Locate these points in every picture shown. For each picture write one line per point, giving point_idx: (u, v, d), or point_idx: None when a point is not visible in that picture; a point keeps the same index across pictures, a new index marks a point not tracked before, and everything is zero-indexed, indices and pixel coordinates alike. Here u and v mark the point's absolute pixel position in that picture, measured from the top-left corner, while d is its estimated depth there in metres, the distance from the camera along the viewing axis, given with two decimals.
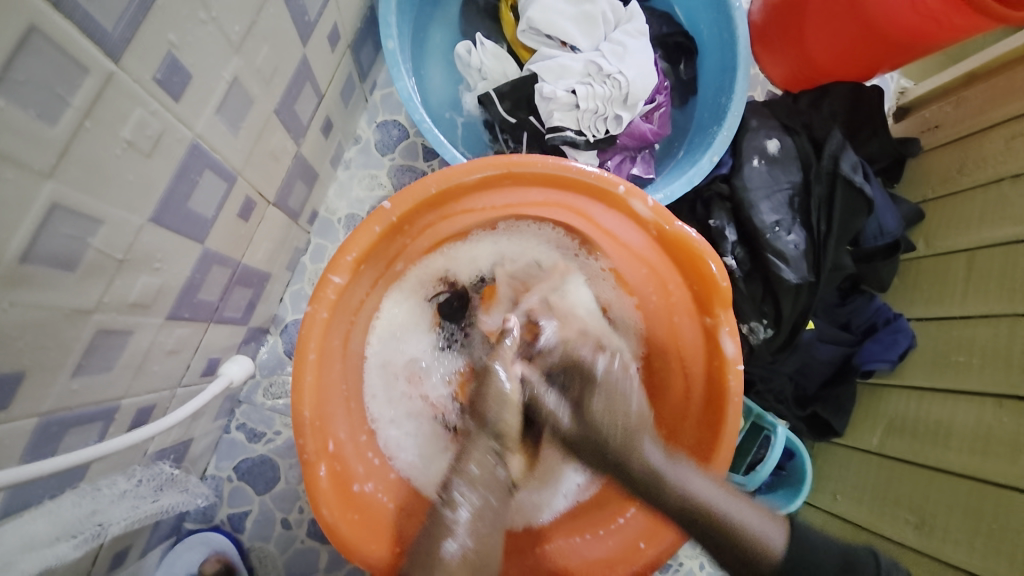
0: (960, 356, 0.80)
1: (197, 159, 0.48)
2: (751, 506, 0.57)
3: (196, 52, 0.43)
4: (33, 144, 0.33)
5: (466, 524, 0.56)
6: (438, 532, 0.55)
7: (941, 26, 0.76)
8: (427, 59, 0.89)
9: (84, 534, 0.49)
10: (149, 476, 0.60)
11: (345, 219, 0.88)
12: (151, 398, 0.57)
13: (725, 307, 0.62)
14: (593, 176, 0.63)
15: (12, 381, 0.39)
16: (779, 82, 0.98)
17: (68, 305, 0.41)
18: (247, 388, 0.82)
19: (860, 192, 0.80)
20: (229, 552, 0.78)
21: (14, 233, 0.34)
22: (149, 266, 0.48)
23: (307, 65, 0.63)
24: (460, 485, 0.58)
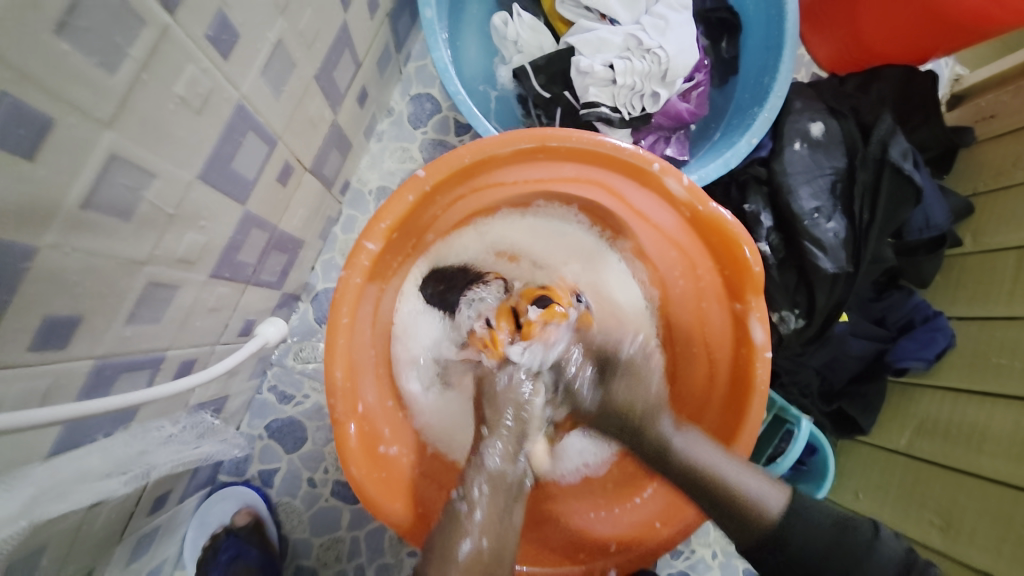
0: (1002, 358, 0.77)
1: (242, 120, 0.49)
2: (756, 472, 0.57)
3: (243, 11, 0.44)
4: (95, 93, 0.35)
5: (480, 521, 0.56)
6: (455, 528, 0.56)
7: (1003, 10, 0.71)
8: (463, 31, 0.88)
9: (133, 472, 0.52)
10: (191, 424, 0.64)
11: (376, 191, 0.89)
12: (194, 351, 0.59)
13: (757, 292, 0.60)
14: (628, 153, 0.61)
15: (71, 324, 0.41)
16: (825, 64, 0.94)
17: (122, 255, 0.43)
18: (279, 350, 0.85)
19: (908, 180, 0.76)
20: (258, 506, 0.82)
21: (76, 179, 0.36)
22: (196, 223, 0.49)
23: (347, 32, 0.63)
24: (478, 480, 0.59)
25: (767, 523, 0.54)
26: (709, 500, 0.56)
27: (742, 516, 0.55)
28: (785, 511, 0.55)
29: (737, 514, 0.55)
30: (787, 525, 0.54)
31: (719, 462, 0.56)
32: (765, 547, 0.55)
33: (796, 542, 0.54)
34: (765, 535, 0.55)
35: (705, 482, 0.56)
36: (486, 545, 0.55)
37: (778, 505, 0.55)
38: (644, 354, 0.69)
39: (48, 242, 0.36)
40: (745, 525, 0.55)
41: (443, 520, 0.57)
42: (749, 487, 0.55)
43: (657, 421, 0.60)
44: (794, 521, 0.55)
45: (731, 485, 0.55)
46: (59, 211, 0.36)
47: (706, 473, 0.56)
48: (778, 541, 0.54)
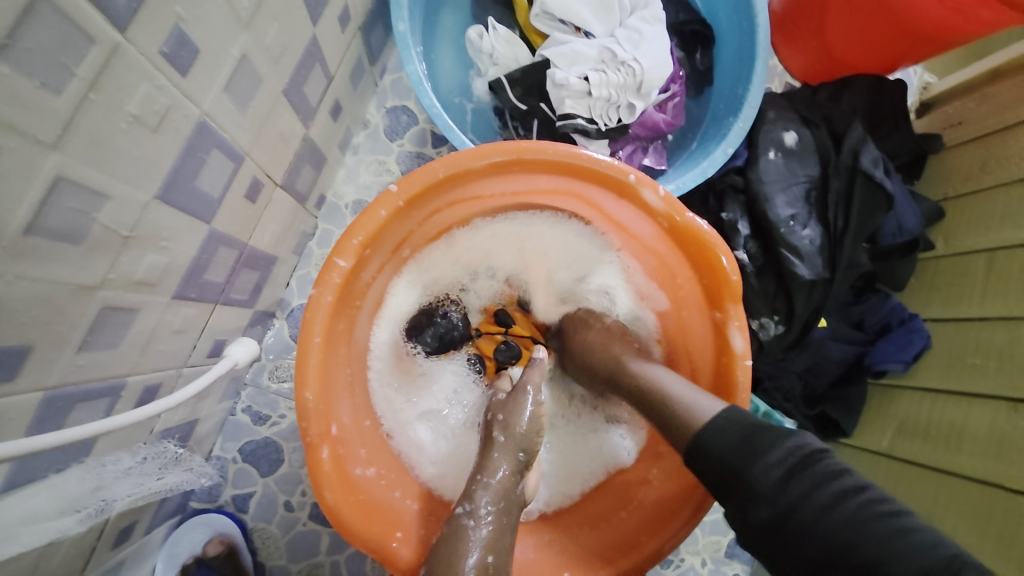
0: (977, 358, 0.78)
1: (204, 137, 0.48)
2: (704, 393, 0.55)
3: (203, 27, 0.43)
4: (37, 114, 0.33)
5: (486, 536, 0.54)
6: (460, 542, 0.53)
7: (967, 20, 0.73)
8: (438, 43, 0.87)
9: (89, 509, 0.50)
10: (154, 454, 0.61)
11: (352, 204, 0.88)
12: (157, 376, 0.57)
13: (735, 302, 0.61)
14: (604, 164, 0.61)
15: (17, 355, 0.39)
16: (797, 74, 0.96)
17: (74, 280, 0.41)
18: (253, 370, 0.83)
19: (880, 187, 0.78)
20: (232, 534, 0.79)
21: (19, 204, 0.34)
22: (156, 243, 0.47)
23: (316, 45, 0.62)
24: (484, 497, 0.57)
25: (710, 423, 0.51)
26: (680, 438, 0.53)
27: (707, 440, 0.50)
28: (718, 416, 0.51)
29: (699, 450, 0.51)
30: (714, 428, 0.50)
31: (674, 388, 0.56)
32: (695, 452, 0.50)
33: (714, 447, 0.49)
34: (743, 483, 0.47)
35: (654, 406, 0.56)
36: (491, 561, 0.53)
37: (709, 410, 0.51)
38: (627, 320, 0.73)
39: None
40: (708, 458, 0.50)
41: (448, 533, 0.55)
42: (684, 397, 0.55)
43: (625, 366, 0.62)
44: (711, 422, 0.50)
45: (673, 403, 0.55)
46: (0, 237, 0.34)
47: (656, 394, 0.57)
48: (700, 452, 0.50)
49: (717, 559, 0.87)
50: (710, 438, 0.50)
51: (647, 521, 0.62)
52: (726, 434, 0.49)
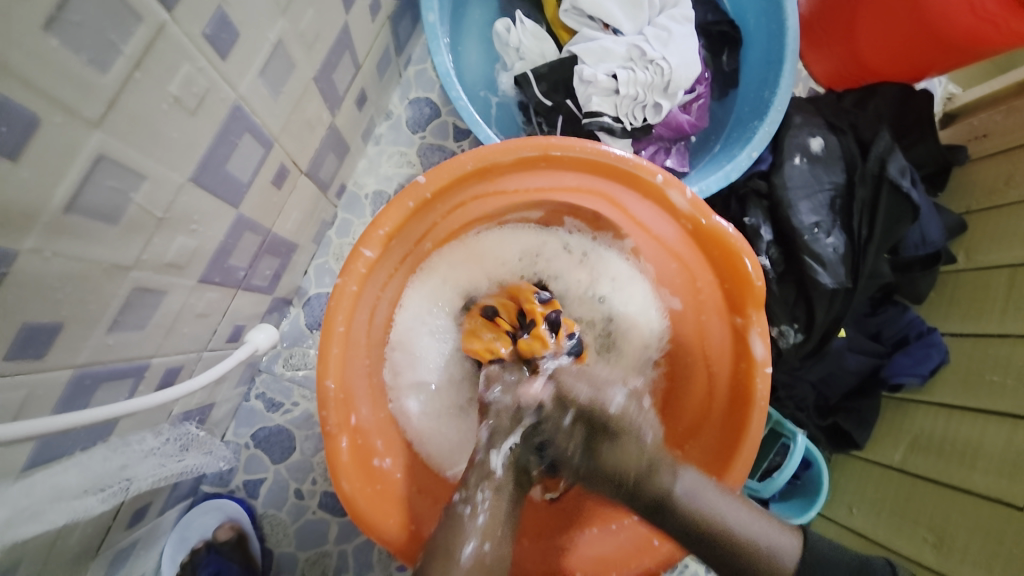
0: (995, 375, 0.77)
1: (238, 122, 0.48)
2: (768, 523, 0.57)
3: (244, 10, 0.42)
4: (84, 91, 0.33)
5: (482, 525, 0.54)
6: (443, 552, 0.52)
7: (998, 31, 0.73)
8: (464, 36, 0.87)
9: (112, 488, 0.50)
10: (175, 436, 0.61)
11: (372, 195, 0.88)
12: (179, 359, 0.57)
13: (758, 307, 0.60)
14: (631, 164, 0.61)
15: (50, 332, 0.39)
16: (823, 79, 0.95)
17: (108, 259, 0.41)
18: (268, 357, 0.83)
19: (906, 198, 0.77)
20: (242, 520, 0.79)
21: (61, 180, 0.34)
22: (186, 227, 0.47)
23: (347, 33, 0.62)
24: (483, 484, 0.56)
25: (772, 569, 0.55)
26: (715, 552, 0.55)
27: (744, 564, 0.55)
28: (798, 556, 0.56)
29: (738, 566, 0.55)
30: (793, 573, 0.55)
31: (732, 511, 0.55)
32: (739, 571, 0.55)
33: None
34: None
35: (722, 543, 0.54)
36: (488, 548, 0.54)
37: (790, 558, 0.55)
38: (636, 403, 0.60)
39: (28, 246, 0.34)
40: (750, 570, 0.55)
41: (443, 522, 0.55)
42: (760, 542, 0.55)
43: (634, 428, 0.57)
44: (806, 569, 0.55)
45: (744, 544, 0.55)
46: (42, 214, 0.34)
47: (719, 535, 0.54)
48: (762, 573, 0.55)
49: None
50: (777, 568, 0.55)
51: None
52: (813, 574, 0.55)
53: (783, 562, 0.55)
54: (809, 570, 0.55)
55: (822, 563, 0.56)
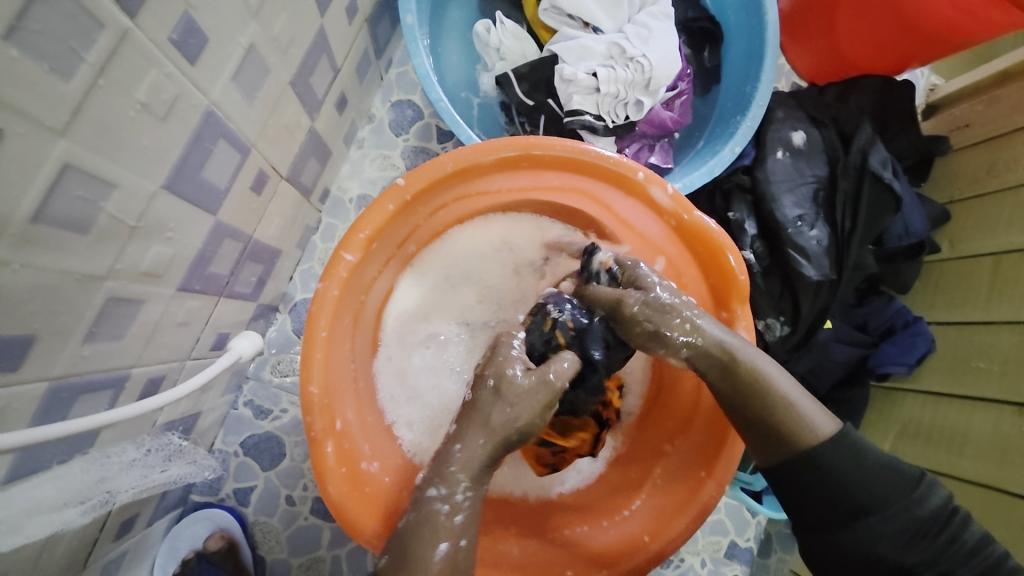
0: (981, 361, 0.77)
1: (212, 127, 0.47)
2: (802, 395, 0.54)
3: (213, 14, 0.42)
4: (47, 101, 0.32)
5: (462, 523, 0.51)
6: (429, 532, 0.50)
7: (978, 21, 0.73)
8: (445, 37, 0.87)
9: (93, 500, 0.49)
10: (157, 447, 0.61)
11: (357, 199, 0.87)
12: (161, 369, 0.57)
13: (742, 301, 0.60)
14: (612, 161, 0.62)
15: (22, 345, 0.39)
16: (805, 73, 0.95)
17: (79, 270, 0.40)
18: (255, 364, 0.82)
19: (888, 188, 0.77)
20: (233, 530, 0.78)
21: (26, 190, 0.33)
22: (162, 235, 0.47)
23: (324, 37, 0.61)
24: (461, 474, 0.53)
25: (810, 440, 0.51)
26: (750, 413, 0.53)
27: (788, 434, 0.52)
28: (836, 436, 0.51)
29: (785, 432, 0.52)
30: (832, 450, 0.50)
31: (769, 370, 0.54)
32: (807, 466, 0.51)
33: (835, 471, 0.50)
34: (804, 451, 0.51)
35: (757, 400, 0.53)
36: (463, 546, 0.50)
37: (828, 429, 0.51)
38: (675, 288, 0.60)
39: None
40: (787, 440, 0.52)
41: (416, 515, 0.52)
42: (801, 408, 0.52)
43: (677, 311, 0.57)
44: (843, 448, 0.51)
45: (771, 388, 0.53)
46: (9, 224, 0.33)
47: (761, 387, 0.53)
48: (813, 462, 0.51)
49: (718, 559, 0.86)
50: (832, 462, 0.50)
51: (651, 520, 0.62)
52: (853, 462, 0.50)
53: (818, 422, 0.52)
54: (868, 489, 0.49)
55: (854, 453, 0.50)
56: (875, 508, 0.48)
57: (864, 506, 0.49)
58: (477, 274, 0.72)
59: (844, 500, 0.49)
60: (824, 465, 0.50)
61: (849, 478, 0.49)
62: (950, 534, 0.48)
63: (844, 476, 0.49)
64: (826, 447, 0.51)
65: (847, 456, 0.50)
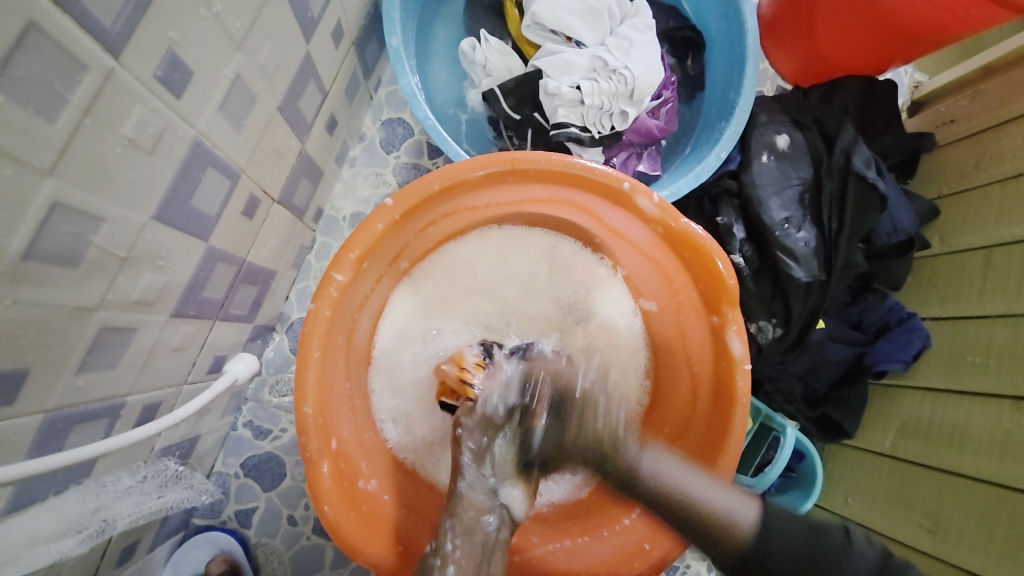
0: (977, 356, 0.77)
1: (200, 157, 0.48)
2: (720, 487, 0.52)
3: (197, 49, 0.43)
4: (33, 142, 0.33)
5: None
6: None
7: (957, 17, 0.73)
8: (432, 56, 0.89)
9: (89, 530, 0.50)
10: (153, 474, 0.61)
11: (350, 217, 0.88)
12: (158, 395, 0.57)
13: (733, 306, 0.60)
14: (598, 172, 0.62)
15: (17, 378, 0.39)
16: (789, 76, 0.96)
17: (70, 303, 0.41)
18: (254, 385, 0.83)
19: (873, 188, 0.78)
20: (235, 552, 0.78)
21: (16, 229, 0.34)
22: (153, 263, 0.48)
23: (310, 63, 0.63)
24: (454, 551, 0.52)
25: (736, 539, 0.49)
26: (685, 525, 0.50)
27: (712, 537, 0.50)
28: (759, 522, 0.50)
29: (710, 536, 0.50)
30: (759, 541, 0.49)
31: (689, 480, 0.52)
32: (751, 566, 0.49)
33: (775, 562, 0.49)
34: (740, 555, 0.49)
35: (676, 509, 0.50)
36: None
37: (749, 518, 0.50)
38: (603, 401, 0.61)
39: None
40: (716, 546, 0.50)
41: None
42: (714, 504, 0.50)
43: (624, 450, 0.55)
44: (768, 536, 0.50)
45: (693, 502, 0.50)
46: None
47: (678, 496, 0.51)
48: (755, 559, 0.49)
49: None
50: (761, 552, 0.49)
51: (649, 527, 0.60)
52: (793, 549, 0.50)
53: (738, 515, 0.50)
54: (799, 562, 0.49)
55: (788, 529, 0.50)
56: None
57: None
58: (471, 287, 0.73)
59: None
60: (768, 557, 0.49)
61: (782, 558, 0.49)
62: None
63: (780, 562, 0.49)
64: (758, 538, 0.49)
65: (789, 525, 0.51)
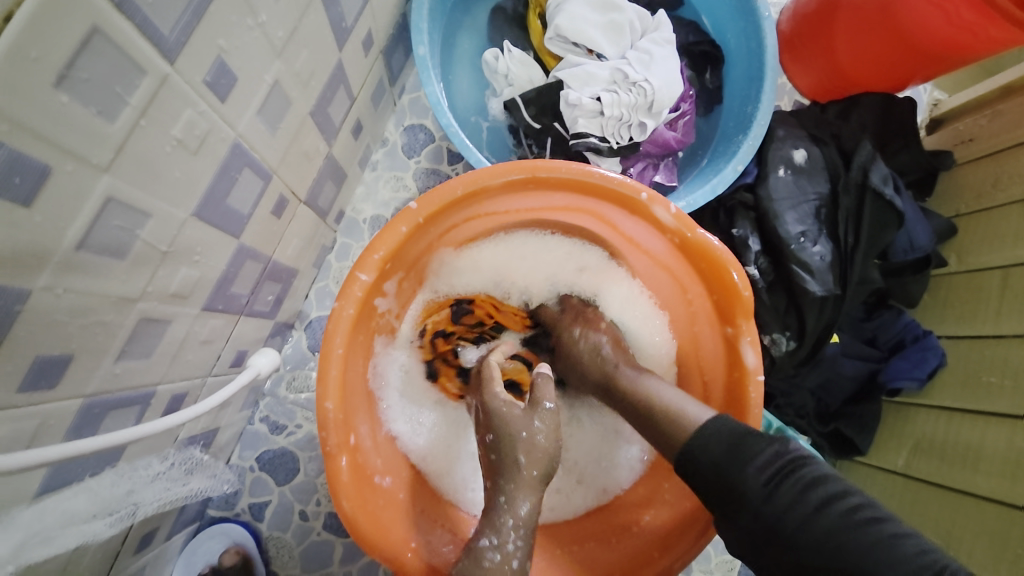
0: (992, 376, 0.77)
1: (238, 158, 0.51)
2: (678, 391, 0.58)
3: (242, 56, 0.45)
4: (93, 141, 0.35)
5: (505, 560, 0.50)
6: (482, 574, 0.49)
7: (977, 37, 0.74)
8: (455, 66, 0.91)
9: (120, 512, 0.52)
10: (179, 461, 0.63)
11: (370, 219, 0.90)
12: (185, 386, 0.59)
13: (747, 317, 0.61)
14: (617, 182, 0.63)
15: (61, 363, 0.41)
16: (806, 92, 0.97)
17: (115, 293, 0.43)
18: (271, 380, 0.85)
19: (890, 205, 0.78)
20: (247, 545, 0.80)
21: (72, 222, 0.36)
22: (189, 258, 0.50)
23: (341, 69, 0.65)
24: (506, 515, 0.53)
25: (681, 434, 0.53)
26: (643, 420, 0.57)
27: (661, 428, 0.55)
28: (709, 424, 0.53)
29: (663, 430, 0.55)
30: (701, 442, 0.52)
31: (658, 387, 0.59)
32: (684, 465, 0.52)
33: (701, 465, 0.51)
34: (677, 446, 0.53)
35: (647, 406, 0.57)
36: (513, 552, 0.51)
37: (699, 419, 0.53)
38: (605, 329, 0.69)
39: (42, 284, 0.36)
40: (666, 441, 0.54)
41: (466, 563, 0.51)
42: (678, 407, 0.56)
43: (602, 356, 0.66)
44: (694, 436, 0.52)
45: (649, 398, 0.57)
46: (54, 254, 0.36)
47: (644, 399, 0.58)
48: (688, 460, 0.52)
49: None
50: (695, 450, 0.52)
51: (660, 536, 0.62)
52: (713, 446, 0.51)
53: (684, 414, 0.54)
54: (715, 461, 0.50)
55: (706, 438, 0.52)
56: (730, 482, 0.49)
57: (728, 482, 0.49)
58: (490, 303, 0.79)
59: (713, 491, 0.50)
60: (693, 458, 0.52)
61: (707, 462, 0.51)
62: (793, 481, 0.47)
63: (700, 459, 0.51)
64: (693, 442, 0.52)
65: (703, 444, 0.51)
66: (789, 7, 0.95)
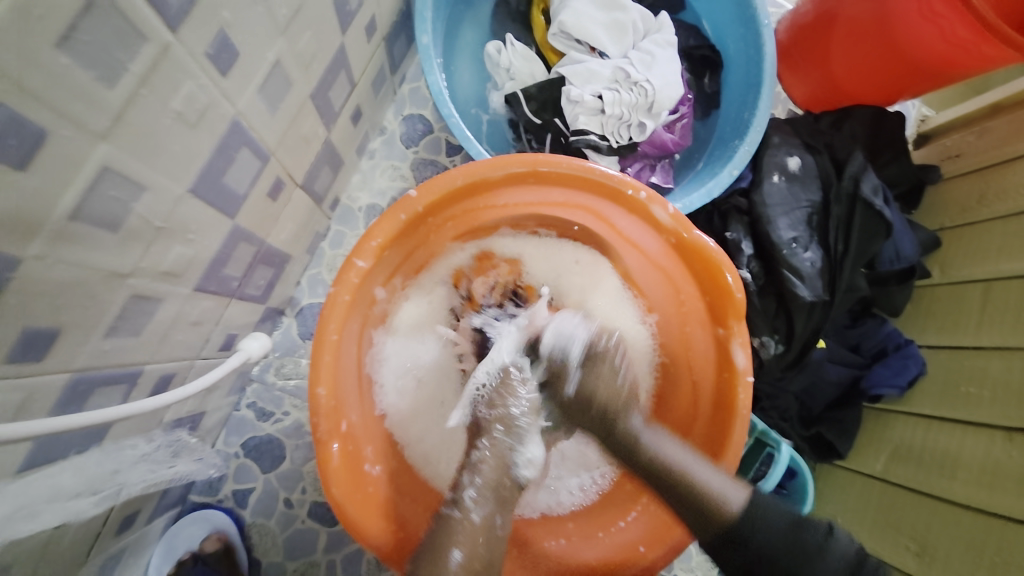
0: (971, 387, 0.79)
1: (236, 136, 0.50)
2: (714, 468, 0.55)
3: (245, 31, 0.45)
4: (91, 107, 0.35)
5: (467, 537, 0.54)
6: (447, 535, 0.54)
7: (970, 54, 0.75)
8: (457, 58, 0.91)
9: (105, 492, 0.51)
10: (166, 442, 0.62)
11: (366, 208, 0.90)
12: (172, 367, 0.58)
13: (738, 318, 0.62)
14: (616, 180, 0.64)
15: (49, 336, 0.40)
16: (801, 101, 0.98)
17: (107, 267, 0.42)
18: (259, 366, 0.84)
19: (879, 215, 0.80)
20: (229, 531, 0.79)
21: (67, 190, 0.35)
22: (183, 236, 0.49)
23: (343, 53, 0.65)
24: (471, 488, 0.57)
25: (724, 519, 0.53)
26: (690, 511, 0.54)
27: (702, 510, 0.53)
28: (743, 506, 0.53)
29: (722, 528, 0.53)
30: (745, 522, 0.53)
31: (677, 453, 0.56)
32: (732, 543, 0.53)
33: (756, 539, 0.52)
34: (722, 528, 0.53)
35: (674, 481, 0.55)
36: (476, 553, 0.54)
37: (739, 502, 0.53)
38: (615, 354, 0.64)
39: (33, 252, 0.36)
40: (700, 516, 0.54)
41: (435, 532, 0.55)
42: (710, 483, 0.54)
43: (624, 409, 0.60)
44: (755, 520, 0.53)
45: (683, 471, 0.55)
46: (47, 222, 0.35)
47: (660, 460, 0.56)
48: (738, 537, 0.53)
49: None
50: (752, 533, 0.52)
51: (647, 532, 0.62)
52: (769, 525, 0.53)
53: (727, 498, 0.53)
54: (775, 545, 0.52)
55: (767, 529, 0.52)
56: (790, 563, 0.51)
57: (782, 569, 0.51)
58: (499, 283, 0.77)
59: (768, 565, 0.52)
60: (747, 546, 0.52)
61: (759, 536, 0.52)
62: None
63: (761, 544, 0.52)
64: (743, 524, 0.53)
65: (759, 528, 0.53)
66: (786, 17, 0.97)
